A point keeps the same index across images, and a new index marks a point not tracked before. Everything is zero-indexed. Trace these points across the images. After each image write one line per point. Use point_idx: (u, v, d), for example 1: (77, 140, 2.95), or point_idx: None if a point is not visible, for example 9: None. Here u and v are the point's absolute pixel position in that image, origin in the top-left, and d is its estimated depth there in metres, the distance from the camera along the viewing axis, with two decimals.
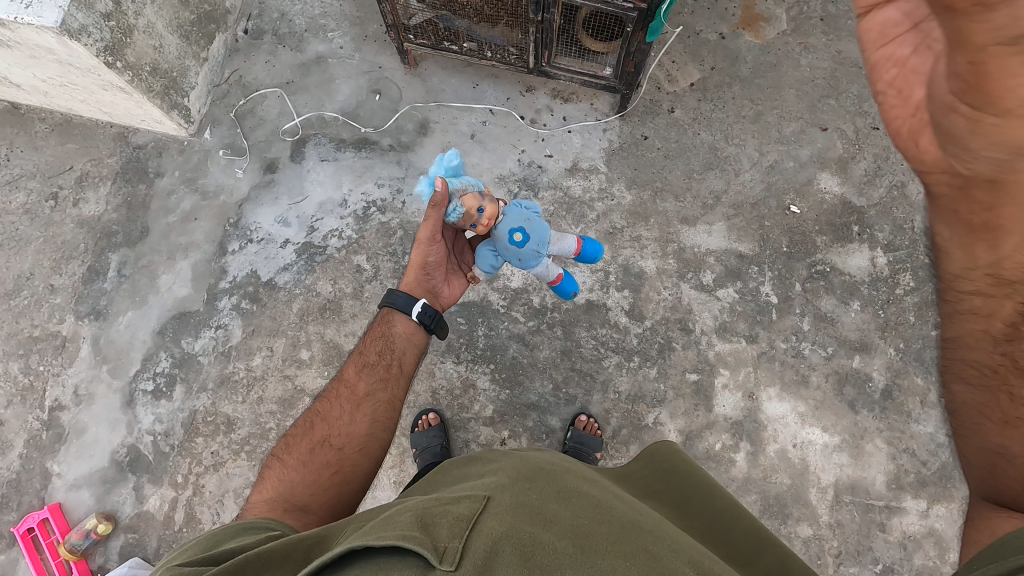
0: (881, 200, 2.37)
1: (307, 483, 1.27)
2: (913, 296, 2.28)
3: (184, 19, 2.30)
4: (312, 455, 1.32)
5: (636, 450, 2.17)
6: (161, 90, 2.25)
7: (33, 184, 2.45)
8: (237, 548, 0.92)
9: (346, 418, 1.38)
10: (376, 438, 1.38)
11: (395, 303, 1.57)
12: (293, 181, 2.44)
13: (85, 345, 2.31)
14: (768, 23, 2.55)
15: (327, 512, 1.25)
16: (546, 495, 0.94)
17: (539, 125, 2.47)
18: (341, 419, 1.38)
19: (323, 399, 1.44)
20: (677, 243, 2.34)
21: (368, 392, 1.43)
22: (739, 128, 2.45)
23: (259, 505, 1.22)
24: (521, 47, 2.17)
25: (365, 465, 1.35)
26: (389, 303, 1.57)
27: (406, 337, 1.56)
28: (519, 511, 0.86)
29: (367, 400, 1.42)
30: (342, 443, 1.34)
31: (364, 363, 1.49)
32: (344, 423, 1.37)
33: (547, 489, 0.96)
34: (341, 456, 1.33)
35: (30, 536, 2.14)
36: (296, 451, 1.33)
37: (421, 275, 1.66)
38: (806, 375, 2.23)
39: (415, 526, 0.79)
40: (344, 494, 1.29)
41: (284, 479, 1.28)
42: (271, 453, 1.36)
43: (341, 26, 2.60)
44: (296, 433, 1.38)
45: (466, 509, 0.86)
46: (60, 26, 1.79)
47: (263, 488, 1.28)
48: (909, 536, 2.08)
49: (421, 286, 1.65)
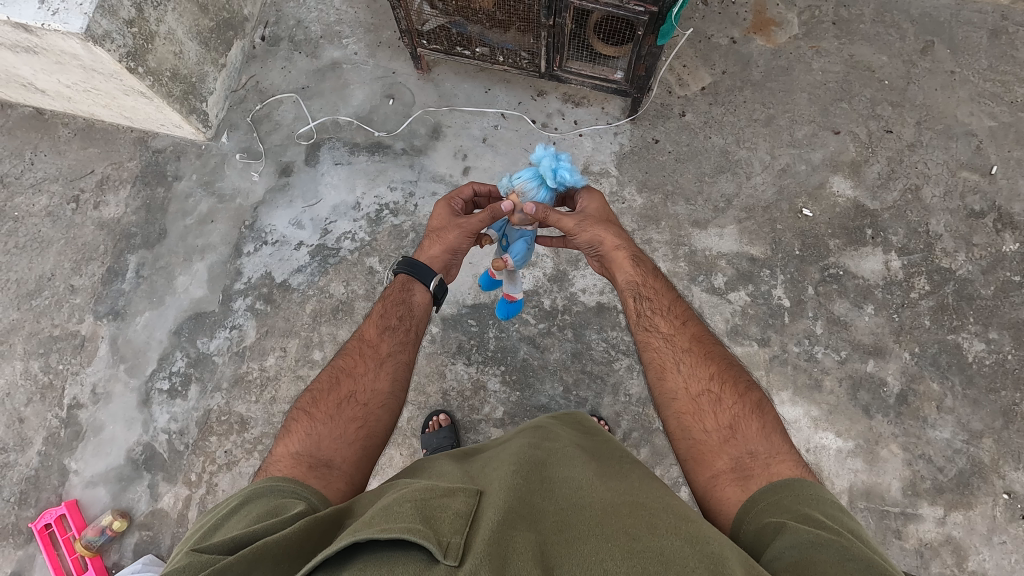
0: (895, 203, 2.35)
1: (333, 437, 1.24)
2: (929, 300, 2.26)
3: (204, 25, 2.35)
4: (338, 409, 1.30)
5: (646, 453, 2.16)
6: (180, 94, 2.30)
7: (56, 187, 2.51)
8: (250, 535, 0.91)
9: (371, 375, 1.38)
10: (399, 395, 1.38)
11: (415, 270, 1.58)
12: (308, 184, 2.48)
13: (104, 345, 2.35)
14: (779, 27, 2.55)
15: (352, 466, 1.22)
16: (533, 485, 0.97)
17: (551, 129, 2.49)
18: (365, 376, 1.37)
19: (345, 358, 1.42)
20: (688, 246, 2.34)
21: (390, 353, 1.43)
22: (751, 132, 2.44)
23: (285, 458, 1.18)
24: (533, 51, 2.20)
25: (388, 421, 1.34)
26: (409, 270, 1.58)
27: (423, 307, 1.57)
28: (512, 502, 0.89)
29: (389, 359, 1.42)
30: (366, 399, 1.33)
31: (386, 325, 1.48)
32: (368, 379, 1.37)
33: (534, 476, 0.99)
34: (366, 411, 1.31)
35: (47, 532, 2.18)
36: (323, 405, 1.30)
37: (447, 253, 1.64)
38: (818, 379, 2.21)
39: (417, 519, 0.81)
40: (369, 447, 1.28)
41: (311, 432, 1.24)
42: (295, 407, 1.32)
43: (356, 33, 2.65)
44: (321, 387, 1.35)
45: (461, 503, 0.89)
46: (85, 32, 1.85)
47: (288, 440, 1.23)
48: (926, 543, 2.05)
49: (442, 261, 1.65)
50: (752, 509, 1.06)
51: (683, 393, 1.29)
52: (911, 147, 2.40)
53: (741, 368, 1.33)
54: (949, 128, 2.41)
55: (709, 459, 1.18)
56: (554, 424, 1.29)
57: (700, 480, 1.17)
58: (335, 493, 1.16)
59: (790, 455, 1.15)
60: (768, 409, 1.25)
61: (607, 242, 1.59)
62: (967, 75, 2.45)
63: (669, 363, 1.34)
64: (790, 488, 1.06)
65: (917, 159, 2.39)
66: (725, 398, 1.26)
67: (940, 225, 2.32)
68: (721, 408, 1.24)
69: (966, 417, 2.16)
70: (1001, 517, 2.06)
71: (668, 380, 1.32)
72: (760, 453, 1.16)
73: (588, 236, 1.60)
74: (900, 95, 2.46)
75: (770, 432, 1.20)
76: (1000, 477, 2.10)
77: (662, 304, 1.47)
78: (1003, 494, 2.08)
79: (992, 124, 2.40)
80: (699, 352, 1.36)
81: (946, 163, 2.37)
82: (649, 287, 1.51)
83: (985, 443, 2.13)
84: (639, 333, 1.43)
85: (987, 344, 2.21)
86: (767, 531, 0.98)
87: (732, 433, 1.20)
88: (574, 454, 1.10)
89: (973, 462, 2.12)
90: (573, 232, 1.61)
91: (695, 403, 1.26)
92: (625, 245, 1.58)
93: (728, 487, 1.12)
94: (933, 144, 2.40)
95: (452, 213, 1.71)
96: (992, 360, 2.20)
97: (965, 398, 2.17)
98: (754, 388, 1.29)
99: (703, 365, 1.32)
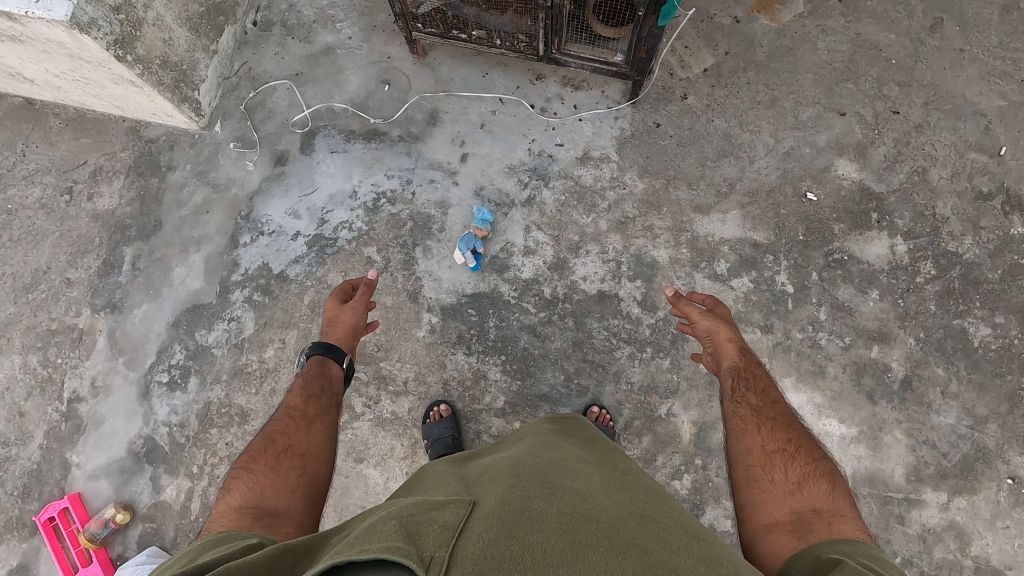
0: (901, 186, 2.31)
1: (275, 487, 1.41)
2: (934, 284, 2.23)
3: (193, 11, 2.28)
4: (278, 461, 1.48)
5: (648, 441, 2.17)
6: (171, 83, 2.25)
7: (49, 178, 2.47)
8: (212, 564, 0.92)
9: (304, 431, 1.58)
10: (331, 447, 1.59)
11: (330, 351, 1.74)
12: (303, 173, 2.44)
13: (102, 337, 2.34)
14: (784, 5, 2.46)
15: (296, 512, 1.38)
16: (534, 492, 0.97)
17: (550, 113, 2.44)
18: (299, 432, 1.57)
19: (276, 424, 1.60)
20: (690, 232, 2.30)
21: (320, 412, 1.64)
22: (754, 114, 2.39)
23: (228, 512, 1.32)
24: (531, 34, 2.13)
25: (324, 469, 1.53)
26: (323, 351, 1.74)
27: (340, 379, 1.76)
28: (506, 511, 0.89)
29: (319, 418, 1.63)
30: (303, 451, 1.53)
31: (312, 391, 1.69)
32: (303, 435, 1.57)
33: (535, 485, 1.00)
34: (304, 461, 1.51)
35: (51, 525, 2.19)
36: (262, 460, 1.47)
37: (350, 335, 1.81)
38: (822, 365, 2.19)
39: (399, 537, 0.80)
40: (310, 494, 1.45)
41: (252, 485, 1.40)
42: (235, 467, 1.47)
43: (349, 16, 2.58)
44: (255, 448, 1.52)
45: (450, 516, 0.89)
46: (70, 20, 1.79)
47: (229, 496, 1.38)
48: (928, 528, 2.06)
49: (348, 342, 1.81)
50: (805, 553, 1.13)
51: (760, 450, 1.46)
52: (918, 128, 2.35)
53: (819, 445, 1.48)
54: (957, 109, 2.35)
55: (771, 508, 1.32)
56: (555, 437, 1.31)
57: (757, 526, 1.30)
58: (284, 536, 1.30)
59: (854, 520, 1.26)
60: (841, 481, 1.38)
61: (724, 333, 1.71)
62: (976, 53, 2.38)
63: (750, 426, 1.53)
64: (849, 543, 1.14)
65: (924, 140, 2.34)
66: (798, 458, 1.42)
67: (947, 208, 2.28)
68: (792, 466, 1.41)
69: (970, 402, 2.14)
70: (1005, 502, 2.07)
71: (746, 438, 1.51)
72: (823, 511, 1.28)
73: (708, 325, 1.74)
74: (907, 74, 2.39)
75: (837, 496, 1.33)
76: (1004, 462, 2.10)
77: (756, 385, 1.64)
78: (1007, 479, 2.08)
79: (1001, 103, 2.34)
80: (780, 423, 1.53)
81: (954, 145, 2.32)
82: (751, 370, 1.67)
83: (990, 428, 2.12)
84: (728, 404, 1.62)
85: (994, 328, 2.18)
86: (823, 566, 1.03)
87: (798, 487, 1.35)
88: (576, 466, 1.11)
89: (977, 447, 2.11)
90: (695, 320, 1.76)
91: (768, 458, 1.44)
92: (742, 340, 1.72)
93: (784, 535, 1.24)
94: (941, 125, 2.34)
95: (340, 303, 1.85)
96: (999, 344, 2.17)
97: (970, 383, 2.15)
98: (829, 461, 1.43)
99: (782, 432, 1.51)
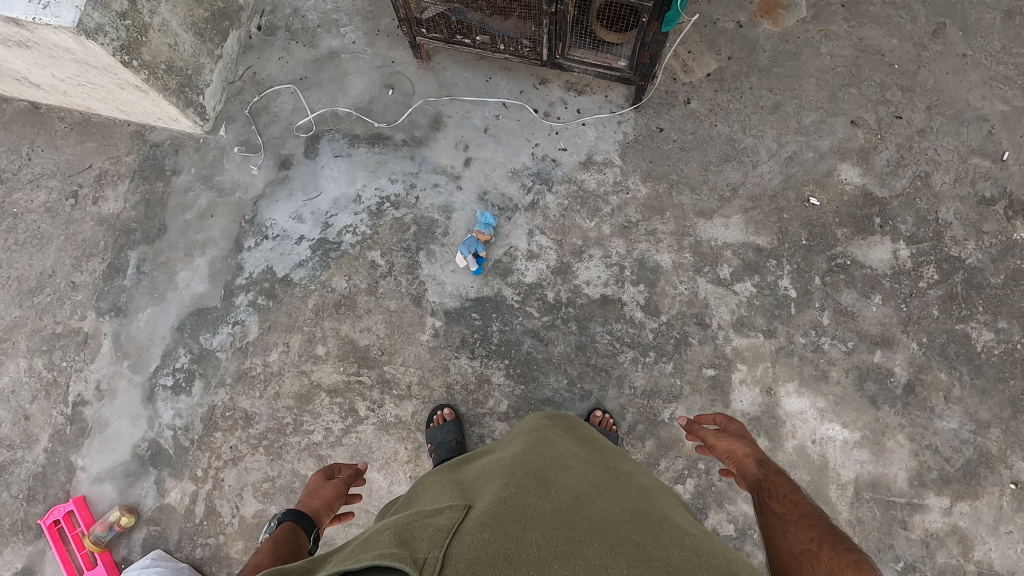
0: (904, 191, 2.31)
1: None
2: (937, 289, 2.23)
3: (198, 16, 2.29)
4: None
5: (651, 445, 2.18)
6: (176, 88, 2.26)
7: (54, 182, 2.48)
8: None
9: None
10: None
11: (301, 519, 1.58)
12: (307, 177, 2.45)
13: (107, 341, 2.35)
14: (787, 10, 2.46)
15: None
16: (528, 487, 0.98)
17: (553, 118, 2.44)
18: None
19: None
20: (693, 237, 2.31)
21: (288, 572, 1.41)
22: (757, 119, 2.40)
23: None
24: (534, 39, 2.14)
25: None
26: (295, 518, 1.57)
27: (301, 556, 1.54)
28: (500, 508, 0.91)
29: None
30: None
31: (277, 552, 1.46)
32: None
33: (529, 480, 1.01)
34: None
35: (56, 528, 2.21)
36: None
37: (325, 504, 1.70)
38: (825, 370, 2.19)
39: (393, 544, 0.82)
40: None
41: None
42: None
43: (353, 21, 2.58)
44: None
45: (445, 519, 0.91)
46: (77, 26, 1.80)
47: None
48: (930, 533, 2.07)
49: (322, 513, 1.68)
50: None
51: (789, 554, 1.28)
52: (921, 133, 2.35)
53: (846, 537, 1.26)
54: (960, 113, 2.35)
55: None
56: (551, 435, 1.33)
57: None
58: None
59: None
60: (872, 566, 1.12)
61: (740, 449, 1.72)
62: (979, 58, 2.38)
63: (777, 533, 1.36)
64: None
65: (927, 145, 2.34)
66: (822, 552, 1.22)
67: (950, 213, 2.28)
68: (818, 563, 1.20)
69: (973, 407, 2.14)
70: (1007, 506, 2.07)
71: (776, 546, 1.33)
72: None
73: (725, 446, 1.77)
74: (911, 79, 2.39)
75: None
76: (1007, 467, 2.10)
77: (781, 491, 1.50)
78: (1010, 484, 2.09)
79: (1004, 108, 2.35)
80: (806, 522, 1.35)
81: (957, 150, 2.33)
82: (773, 478, 1.56)
83: (993, 432, 2.13)
84: (758, 517, 1.47)
85: (996, 333, 2.19)
86: None
87: None
88: (570, 464, 1.12)
89: (980, 452, 2.11)
90: (713, 442, 1.82)
91: (796, 562, 1.25)
92: (761, 455, 1.70)
93: None
94: (943, 130, 2.35)
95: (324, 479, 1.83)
96: (1001, 349, 2.18)
97: (973, 388, 2.16)
98: (856, 549, 1.20)
99: (806, 529, 1.32)
